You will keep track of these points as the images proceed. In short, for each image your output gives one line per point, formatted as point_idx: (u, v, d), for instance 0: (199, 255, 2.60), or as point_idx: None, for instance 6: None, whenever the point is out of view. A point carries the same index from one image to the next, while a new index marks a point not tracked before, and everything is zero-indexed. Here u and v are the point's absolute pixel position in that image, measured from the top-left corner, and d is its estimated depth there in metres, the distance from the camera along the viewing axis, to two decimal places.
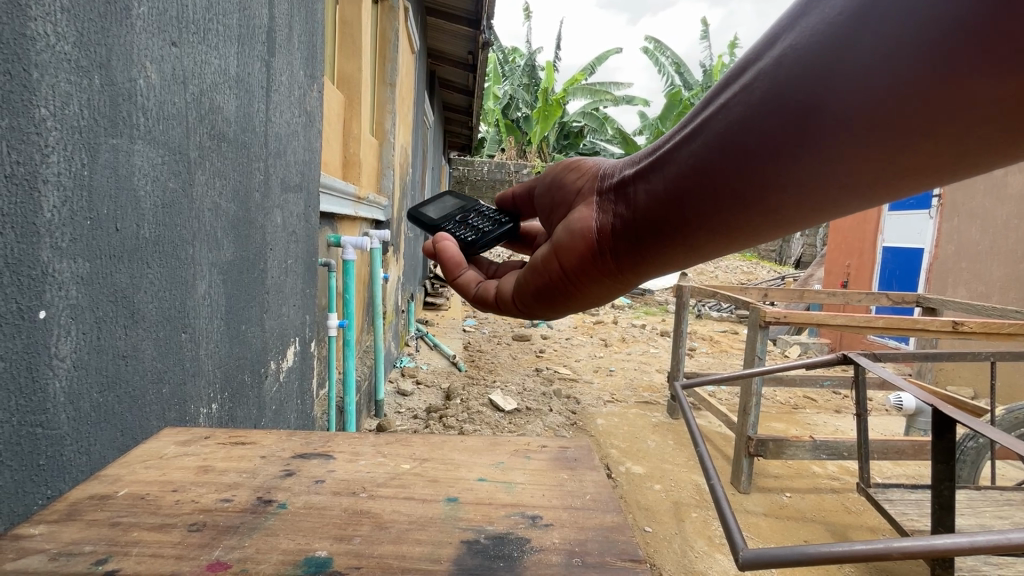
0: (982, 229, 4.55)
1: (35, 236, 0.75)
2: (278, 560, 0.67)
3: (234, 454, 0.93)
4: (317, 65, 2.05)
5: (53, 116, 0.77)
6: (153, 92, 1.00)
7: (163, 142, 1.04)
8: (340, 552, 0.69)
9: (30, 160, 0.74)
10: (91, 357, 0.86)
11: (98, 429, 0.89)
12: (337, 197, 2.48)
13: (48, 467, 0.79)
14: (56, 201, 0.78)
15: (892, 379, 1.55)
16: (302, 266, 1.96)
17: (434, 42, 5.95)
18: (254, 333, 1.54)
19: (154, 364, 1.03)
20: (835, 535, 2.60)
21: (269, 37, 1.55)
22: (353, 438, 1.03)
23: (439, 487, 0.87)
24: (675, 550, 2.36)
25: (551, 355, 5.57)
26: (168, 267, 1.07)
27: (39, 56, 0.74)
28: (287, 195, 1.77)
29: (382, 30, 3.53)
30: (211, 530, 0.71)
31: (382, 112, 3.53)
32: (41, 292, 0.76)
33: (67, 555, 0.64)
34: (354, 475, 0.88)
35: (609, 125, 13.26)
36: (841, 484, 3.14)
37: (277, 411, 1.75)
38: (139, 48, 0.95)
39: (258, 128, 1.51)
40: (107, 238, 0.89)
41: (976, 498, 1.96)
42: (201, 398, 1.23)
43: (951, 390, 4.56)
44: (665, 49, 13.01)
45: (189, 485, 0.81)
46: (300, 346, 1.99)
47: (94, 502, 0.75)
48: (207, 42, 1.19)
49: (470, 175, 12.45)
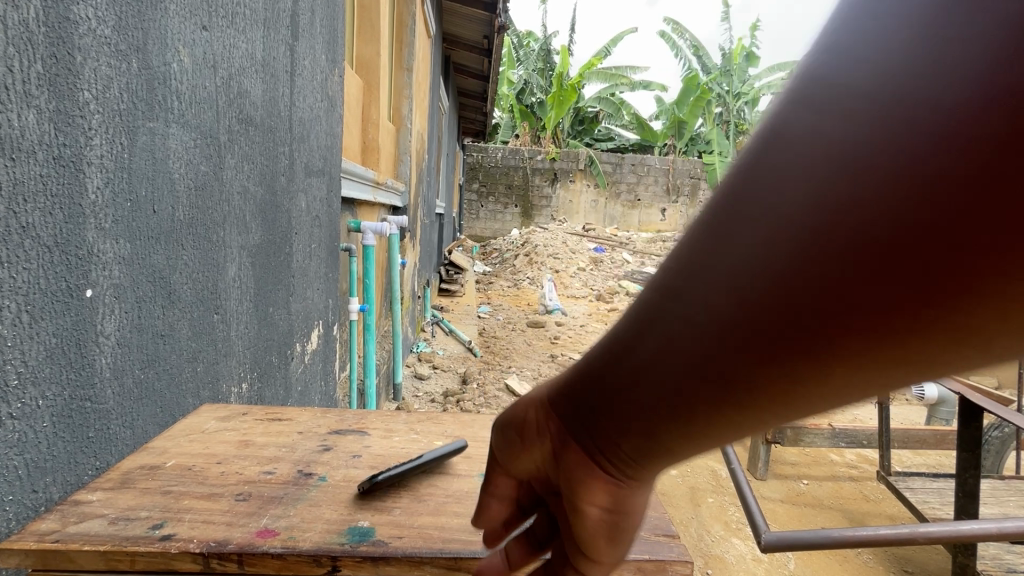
0: None
1: (81, 217, 0.77)
2: (323, 528, 0.69)
3: (272, 429, 0.96)
4: (339, 50, 2.06)
5: (95, 99, 0.79)
6: (186, 76, 1.01)
7: (195, 125, 1.05)
8: (382, 522, 0.71)
9: (76, 142, 0.76)
10: (133, 334, 0.89)
11: (140, 404, 0.92)
12: (357, 182, 2.50)
13: (96, 438, 0.82)
14: (99, 182, 0.80)
15: (917, 368, 1.51)
16: (324, 251, 1.99)
17: (448, 26, 5.87)
18: (280, 315, 1.57)
19: (189, 344, 1.06)
20: (853, 522, 2.60)
21: (293, 21, 1.56)
22: (385, 416, 1.06)
23: (472, 463, 0.89)
24: (692, 534, 2.38)
25: (566, 342, 5.57)
26: (201, 249, 1.09)
27: (82, 40, 0.76)
28: (311, 179, 1.79)
29: (399, 14, 3.51)
30: (256, 499, 0.74)
31: (399, 98, 3.53)
32: (87, 271, 0.79)
33: (125, 519, 0.67)
34: (390, 451, 0.91)
35: (624, 110, 13.04)
36: (859, 472, 3.12)
37: (302, 392, 1.79)
38: (172, 32, 0.96)
39: (283, 112, 1.52)
40: (146, 220, 0.91)
41: (1001, 487, 1.94)
42: (232, 378, 1.26)
43: (973, 379, 4.49)
44: (683, 31, 12.67)
45: (232, 458, 0.84)
46: (323, 330, 2.02)
47: (144, 471, 0.78)
48: (235, 26, 1.20)
49: (484, 161, 12.39)
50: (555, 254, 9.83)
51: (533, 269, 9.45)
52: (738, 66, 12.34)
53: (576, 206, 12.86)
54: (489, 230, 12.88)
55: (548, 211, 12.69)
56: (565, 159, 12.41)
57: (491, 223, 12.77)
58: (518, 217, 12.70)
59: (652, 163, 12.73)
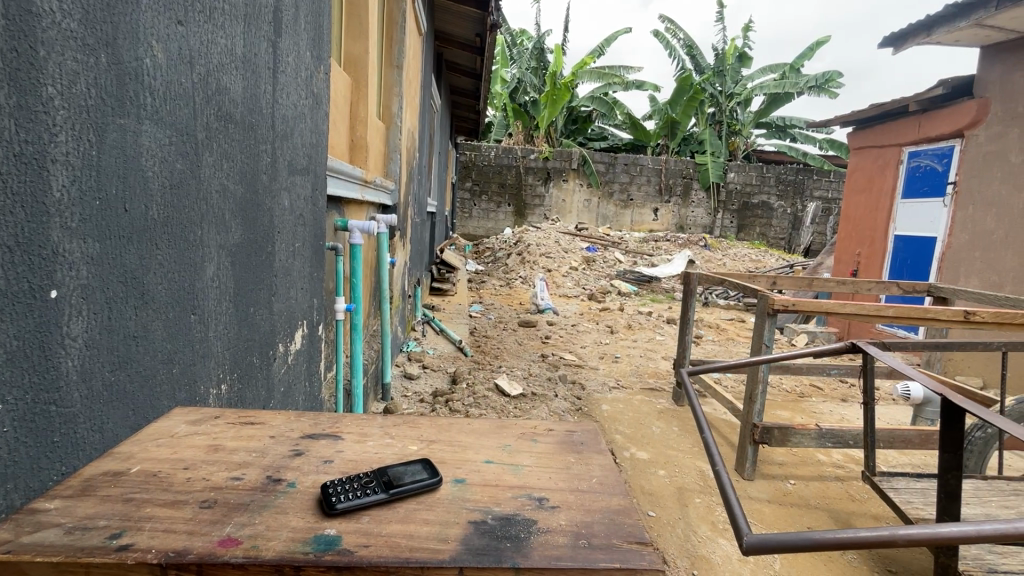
0: (998, 218, 4.41)
1: (45, 216, 0.75)
2: (288, 537, 0.69)
3: (244, 433, 0.96)
4: (324, 47, 2.03)
5: (60, 94, 0.76)
6: (159, 71, 0.99)
7: (170, 122, 1.03)
8: (348, 532, 0.71)
9: (39, 139, 0.74)
10: (102, 336, 0.87)
11: (110, 408, 0.90)
12: (344, 181, 2.47)
13: (62, 443, 0.80)
14: (65, 180, 0.78)
15: (902, 369, 1.51)
16: (309, 250, 1.96)
17: (440, 23, 5.84)
18: (262, 315, 1.54)
19: (164, 345, 1.04)
20: (838, 521, 2.61)
21: (276, 17, 1.53)
22: (360, 420, 1.05)
23: (446, 469, 0.88)
24: (678, 535, 2.39)
25: (557, 341, 5.57)
26: (176, 249, 1.07)
27: (45, 33, 0.74)
28: (295, 177, 1.77)
29: (389, 11, 3.48)
30: (221, 507, 0.74)
31: (389, 95, 3.50)
32: (52, 272, 0.77)
33: (83, 529, 0.66)
34: (362, 456, 0.90)
35: (617, 109, 13.04)
36: (845, 472, 3.15)
37: (286, 393, 1.76)
38: (145, 26, 0.94)
39: (266, 109, 1.50)
40: (116, 219, 0.89)
41: (983, 488, 1.95)
42: (211, 379, 1.24)
43: (960, 379, 4.53)
44: (677, 31, 12.68)
45: (200, 464, 0.84)
46: (308, 330, 2.00)
47: (107, 478, 0.77)
48: (214, 20, 1.18)
49: (477, 160, 12.35)
50: (548, 254, 9.81)
51: (526, 268, 9.44)
52: (731, 67, 12.37)
53: (569, 205, 12.85)
54: (482, 229, 12.85)
55: (541, 210, 12.67)
56: (559, 158, 12.40)
57: (484, 222, 12.73)
58: (511, 215, 12.68)
59: (645, 163, 12.75)
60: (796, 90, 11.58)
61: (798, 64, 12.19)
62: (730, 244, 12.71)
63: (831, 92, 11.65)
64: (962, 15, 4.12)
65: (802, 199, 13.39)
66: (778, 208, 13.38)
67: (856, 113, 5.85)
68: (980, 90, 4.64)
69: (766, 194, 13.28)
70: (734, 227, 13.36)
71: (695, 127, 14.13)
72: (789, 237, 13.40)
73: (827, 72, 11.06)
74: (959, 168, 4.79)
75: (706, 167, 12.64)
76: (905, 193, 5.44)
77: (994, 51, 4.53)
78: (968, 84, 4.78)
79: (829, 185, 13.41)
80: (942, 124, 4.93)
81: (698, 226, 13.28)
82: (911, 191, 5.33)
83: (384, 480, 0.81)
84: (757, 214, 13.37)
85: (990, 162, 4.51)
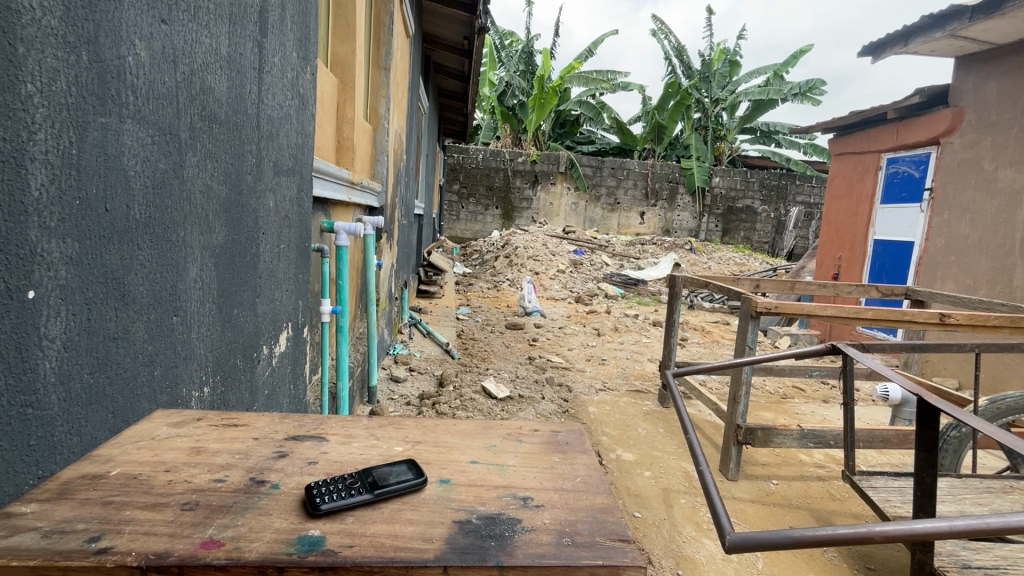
0: (972, 222, 4.54)
1: (24, 215, 0.74)
2: (271, 538, 0.69)
3: (227, 435, 0.96)
4: (311, 47, 2.02)
5: (39, 92, 0.75)
6: (142, 69, 0.98)
7: (153, 122, 1.02)
8: (333, 532, 0.72)
9: (17, 137, 0.72)
10: (82, 338, 0.85)
11: (88, 410, 0.88)
12: (330, 182, 2.46)
13: (38, 447, 0.79)
14: (44, 179, 0.77)
15: (879, 369, 1.51)
16: (295, 251, 1.95)
17: (428, 26, 5.81)
18: (246, 317, 1.52)
19: (145, 347, 1.02)
20: (819, 520, 2.66)
21: (261, 16, 1.52)
22: (345, 422, 1.07)
23: (432, 469, 0.89)
24: (663, 535, 2.41)
25: (545, 344, 5.59)
26: (158, 249, 1.06)
27: (25, 30, 0.73)
28: (280, 178, 1.76)
29: (377, 13, 3.47)
30: (204, 509, 0.74)
31: (376, 97, 3.50)
32: (30, 271, 0.75)
33: (61, 532, 0.66)
34: (347, 457, 0.91)
35: (605, 113, 13.10)
36: (827, 472, 3.20)
37: (269, 396, 1.75)
38: (128, 25, 0.93)
39: (250, 109, 1.48)
40: (97, 219, 0.88)
41: (958, 485, 1.99)
42: (193, 381, 1.22)
43: (937, 381, 4.65)
44: (665, 35, 12.78)
45: (182, 466, 0.84)
46: (293, 331, 1.98)
47: (86, 481, 0.77)
48: (199, 20, 1.17)
49: (465, 162, 12.36)
50: (535, 257, 9.83)
51: (513, 271, 9.43)
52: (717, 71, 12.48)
53: (558, 209, 12.87)
54: (470, 231, 12.83)
55: (529, 213, 12.68)
56: (546, 161, 12.42)
57: (472, 224, 12.70)
58: (499, 218, 12.65)
59: (632, 167, 12.85)
60: (779, 97, 11.74)
61: (783, 70, 12.35)
62: (715, 248, 12.84)
63: (814, 98, 11.82)
64: (937, 26, 4.22)
65: (785, 203, 13.61)
66: (761, 212, 13.59)
67: (837, 120, 5.95)
68: (956, 99, 4.76)
69: (751, 198, 13.46)
70: (719, 231, 13.51)
71: (682, 130, 14.24)
72: (772, 241, 13.57)
73: (810, 79, 11.19)
74: (935, 175, 4.91)
75: (692, 172, 12.79)
76: (883, 198, 5.55)
77: (968, 61, 4.65)
78: (944, 92, 4.89)
79: (811, 191, 13.61)
80: (917, 131, 5.07)
81: (684, 230, 13.41)
82: (890, 197, 5.45)
83: (369, 481, 0.81)
84: (741, 218, 13.55)
85: (965, 168, 4.63)
